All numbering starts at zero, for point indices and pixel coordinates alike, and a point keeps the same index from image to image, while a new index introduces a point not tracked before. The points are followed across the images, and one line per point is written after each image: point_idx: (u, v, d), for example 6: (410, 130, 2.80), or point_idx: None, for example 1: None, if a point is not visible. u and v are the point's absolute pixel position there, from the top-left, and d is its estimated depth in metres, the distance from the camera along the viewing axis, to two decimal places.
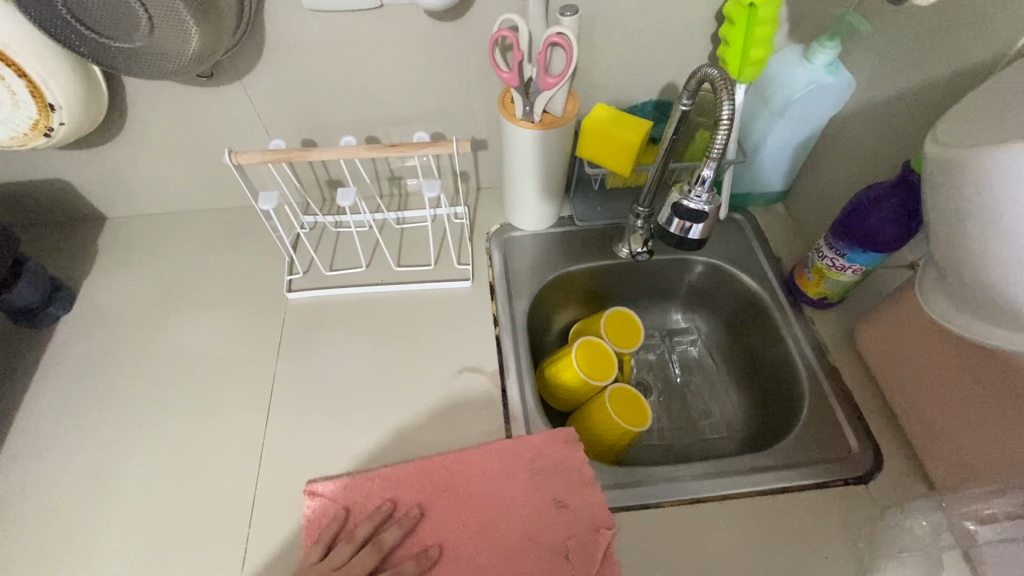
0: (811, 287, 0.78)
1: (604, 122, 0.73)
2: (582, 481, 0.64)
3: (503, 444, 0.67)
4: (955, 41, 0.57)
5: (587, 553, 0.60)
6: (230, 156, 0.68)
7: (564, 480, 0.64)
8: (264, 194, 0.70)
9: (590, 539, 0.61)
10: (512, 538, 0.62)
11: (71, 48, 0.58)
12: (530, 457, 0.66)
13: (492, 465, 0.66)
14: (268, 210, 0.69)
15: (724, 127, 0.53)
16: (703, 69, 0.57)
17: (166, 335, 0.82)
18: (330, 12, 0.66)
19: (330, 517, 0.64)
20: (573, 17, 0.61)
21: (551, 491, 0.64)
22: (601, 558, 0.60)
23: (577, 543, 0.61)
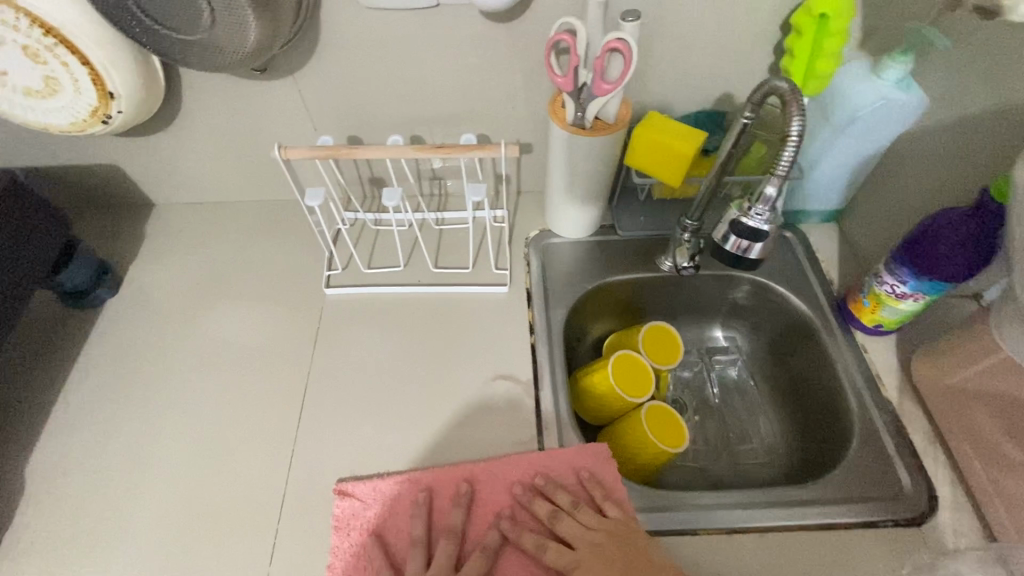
0: (868, 314, 0.74)
1: (657, 131, 0.71)
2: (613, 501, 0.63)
3: (534, 455, 0.66)
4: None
5: None
6: (280, 150, 0.68)
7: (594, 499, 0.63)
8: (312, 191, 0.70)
9: None
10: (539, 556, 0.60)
11: (134, 37, 0.59)
12: (562, 473, 0.65)
13: (528, 477, 0.65)
14: (315, 207, 0.69)
15: (793, 143, 0.51)
16: (770, 81, 0.54)
17: (206, 323, 0.83)
18: (386, 10, 0.66)
19: (359, 519, 0.63)
20: (635, 23, 0.58)
21: None
22: None
23: None
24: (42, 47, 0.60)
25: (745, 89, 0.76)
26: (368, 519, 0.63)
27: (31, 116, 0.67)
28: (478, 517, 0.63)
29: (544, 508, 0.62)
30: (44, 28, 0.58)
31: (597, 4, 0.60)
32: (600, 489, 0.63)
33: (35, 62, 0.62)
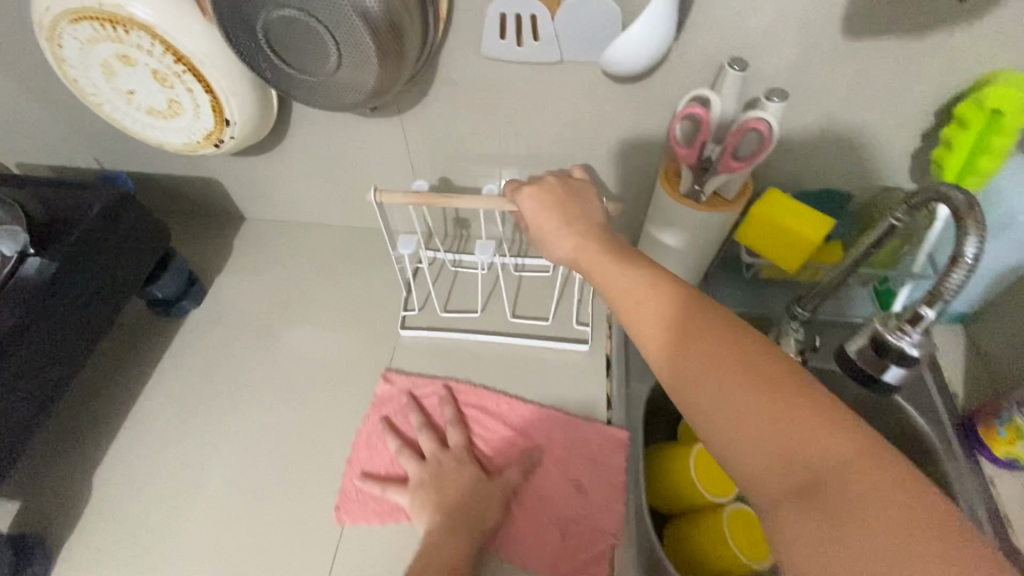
0: (1003, 444, 0.65)
1: (779, 212, 0.65)
2: (610, 479, 0.66)
3: (558, 415, 0.71)
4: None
5: (584, 542, 0.62)
6: (373, 192, 0.67)
7: (594, 471, 0.67)
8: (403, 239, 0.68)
9: (592, 533, 0.63)
10: (525, 494, 0.65)
11: (260, 73, 0.59)
12: (575, 438, 0.69)
13: (540, 430, 0.70)
14: (405, 255, 0.67)
15: (965, 266, 0.43)
16: (941, 187, 0.47)
17: (278, 347, 0.82)
18: (506, 62, 0.63)
19: (393, 400, 0.74)
20: (781, 102, 0.54)
21: (577, 476, 0.66)
22: (596, 555, 0.61)
23: (580, 529, 0.63)
24: (172, 72, 0.61)
25: (880, 174, 0.68)
26: (390, 407, 0.74)
27: (150, 134, 0.69)
28: (485, 446, 0.70)
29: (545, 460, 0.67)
30: (176, 55, 0.59)
31: (737, 77, 0.56)
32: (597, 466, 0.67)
33: (163, 85, 0.63)
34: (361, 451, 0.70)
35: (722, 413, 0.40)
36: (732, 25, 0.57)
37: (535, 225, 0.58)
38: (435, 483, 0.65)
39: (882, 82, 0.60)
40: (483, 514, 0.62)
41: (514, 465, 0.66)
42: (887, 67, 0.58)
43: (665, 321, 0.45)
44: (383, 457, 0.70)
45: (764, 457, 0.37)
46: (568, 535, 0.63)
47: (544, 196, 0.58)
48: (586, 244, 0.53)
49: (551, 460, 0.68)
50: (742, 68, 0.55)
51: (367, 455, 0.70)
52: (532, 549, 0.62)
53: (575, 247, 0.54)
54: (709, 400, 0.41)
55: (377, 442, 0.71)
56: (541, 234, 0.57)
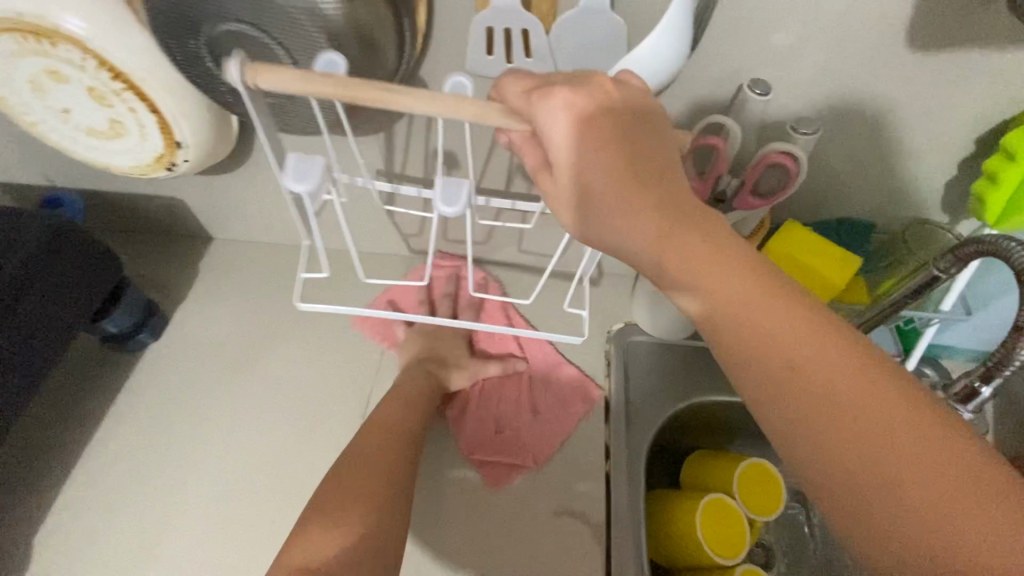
0: None
1: (800, 249, 0.58)
2: (561, 414, 0.72)
3: (550, 349, 0.76)
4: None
5: (505, 449, 0.70)
6: (240, 68, 0.37)
7: (554, 402, 0.73)
8: (295, 164, 0.44)
9: (518, 446, 0.70)
10: (480, 389, 0.75)
11: (211, 93, 0.51)
12: (547, 368, 0.75)
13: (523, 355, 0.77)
14: (303, 191, 0.43)
15: None
16: (997, 241, 0.41)
17: (246, 383, 0.75)
18: (495, 79, 0.56)
19: (412, 294, 0.78)
20: (812, 135, 0.47)
21: (538, 400, 0.73)
22: (507, 464, 0.69)
23: (510, 439, 0.71)
24: (109, 90, 0.53)
25: (907, 207, 0.62)
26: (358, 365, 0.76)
27: (93, 156, 0.61)
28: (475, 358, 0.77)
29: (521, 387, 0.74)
30: (114, 72, 0.51)
31: (758, 102, 0.49)
32: (553, 408, 0.73)
33: (101, 104, 0.55)
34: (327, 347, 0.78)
35: (843, 458, 0.32)
36: (753, 43, 0.49)
37: (569, 168, 0.37)
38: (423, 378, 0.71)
39: (917, 108, 0.53)
40: (449, 386, 0.73)
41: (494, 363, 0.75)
42: (926, 91, 0.51)
43: (767, 330, 0.35)
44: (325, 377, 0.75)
45: (920, 517, 0.30)
46: (497, 437, 0.71)
47: (585, 108, 0.37)
48: (664, 213, 0.36)
49: (525, 379, 0.75)
50: (764, 92, 0.48)
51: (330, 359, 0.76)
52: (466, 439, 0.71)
53: (644, 217, 0.37)
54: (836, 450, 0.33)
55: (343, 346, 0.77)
56: (582, 187, 0.37)
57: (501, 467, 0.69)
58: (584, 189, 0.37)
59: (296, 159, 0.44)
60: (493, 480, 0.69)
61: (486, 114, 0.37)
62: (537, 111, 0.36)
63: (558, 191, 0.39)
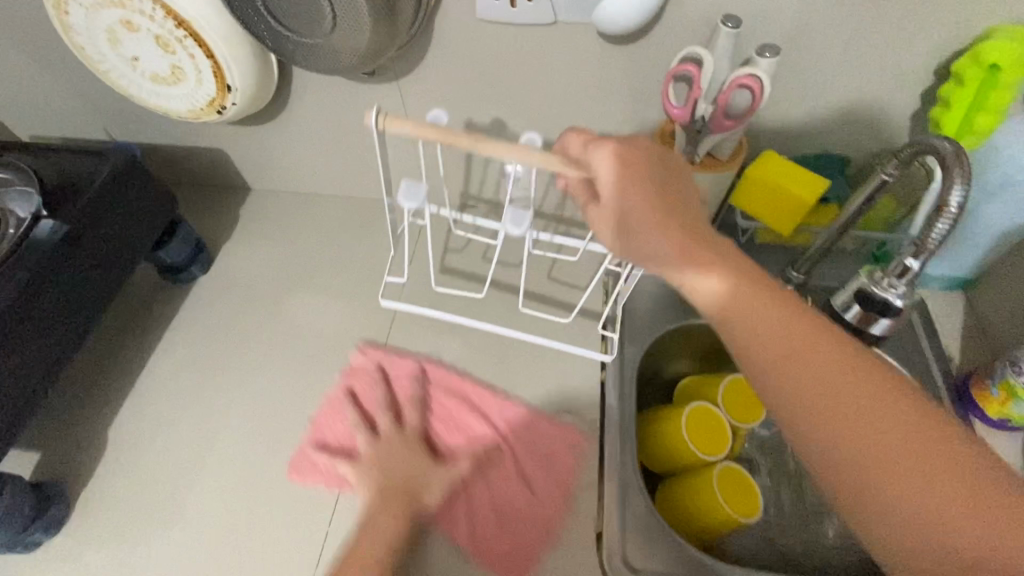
0: (998, 406, 0.65)
1: (773, 175, 0.65)
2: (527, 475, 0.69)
3: (546, 428, 0.71)
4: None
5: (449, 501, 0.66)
6: (377, 115, 0.50)
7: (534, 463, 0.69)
8: (407, 188, 0.58)
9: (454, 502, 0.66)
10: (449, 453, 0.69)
11: (259, 37, 0.60)
12: (526, 447, 0.70)
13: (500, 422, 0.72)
14: (410, 208, 0.57)
15: (950, 215, 0.44)
16: (929, 140, 0.47)
17: (284, 312, 0.85)
18: (501, 24, 0.63)
19: (367, 373, 0.76)
20: (773, 59, 0.54)
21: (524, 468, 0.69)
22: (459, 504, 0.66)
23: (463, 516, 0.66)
24: (173, 39, 0.63)
25: (877, 137, 0.68)
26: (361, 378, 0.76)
27: (156, 101, 0.70)
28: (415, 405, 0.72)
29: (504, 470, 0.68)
30: (178, 20, 0.61)
31: (731, 34, 0.55)
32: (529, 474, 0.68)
33: (165, 52, 0.64)
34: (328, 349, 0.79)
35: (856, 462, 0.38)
36: None
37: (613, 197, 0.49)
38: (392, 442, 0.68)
39: (877, 42, 0.59)
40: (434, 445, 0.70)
41: (456, 436, 0.71)
42: (884, 24, 0.58)
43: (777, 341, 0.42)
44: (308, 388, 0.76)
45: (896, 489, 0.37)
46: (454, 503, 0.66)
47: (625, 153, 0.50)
48: (689, 241, 0.46)
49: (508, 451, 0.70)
50: (735, 25, 0.55)
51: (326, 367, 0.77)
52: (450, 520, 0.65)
53: (675, 243, 0.46)
54: (839, 437, 0.39)
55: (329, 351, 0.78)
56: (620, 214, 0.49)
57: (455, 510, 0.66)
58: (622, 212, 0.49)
59: (406, 184, 0.58)
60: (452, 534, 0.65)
61: (554, 165, 0.50)
62: (592, 156, 0.50)
63: (601, 216, 0.51)
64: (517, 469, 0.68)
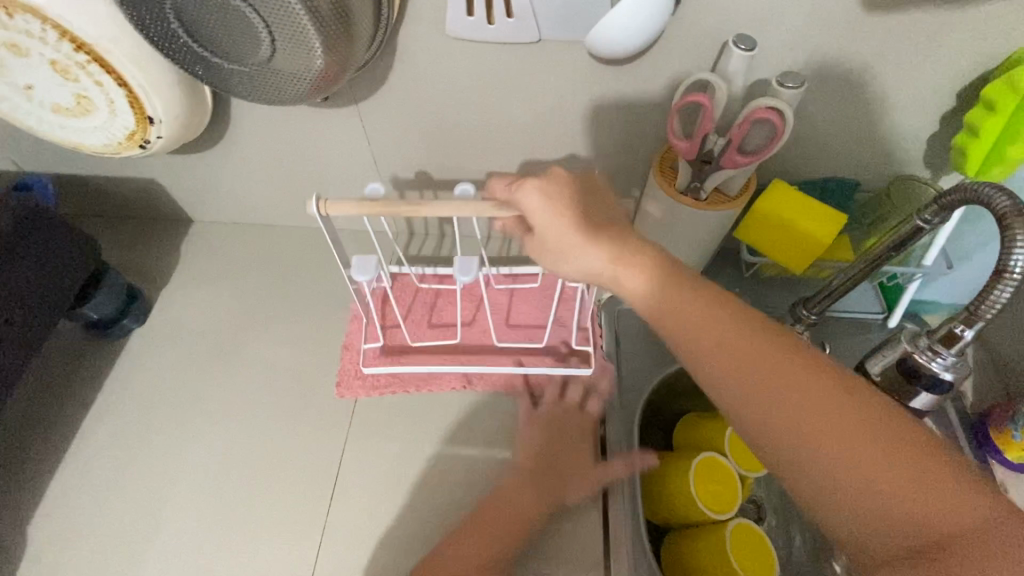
0: (1017, 449, 0.61)
1: (783, 210, 0.59)
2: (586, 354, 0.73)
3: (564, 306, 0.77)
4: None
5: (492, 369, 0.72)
6: (316, 203, 0.51)
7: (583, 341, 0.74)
8: (358, 262, 0.55)
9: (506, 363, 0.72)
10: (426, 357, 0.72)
11: (184, 67, 0.50)
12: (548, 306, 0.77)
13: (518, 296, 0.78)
14: (365, 281, 0.54)
15: (1012, 281, 0.38)
16: (975, 187, 0.41)
17: (234, 366, 0.74)
18: (475, 42, 0.54)
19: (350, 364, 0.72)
20: (797, 91, 0.47)
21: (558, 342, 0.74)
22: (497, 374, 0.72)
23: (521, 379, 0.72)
24: (73, 63, 0.51)
25: (888, 163, 0.62)
26: (297, 400, 0.71)
27: (63, 136, 0.59)
28: (462, 301, 0.77)
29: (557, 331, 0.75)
30: (76, 43, 0.49)
31: (744, 57, 0.48)
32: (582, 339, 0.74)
33: (66, 78, 0.53)
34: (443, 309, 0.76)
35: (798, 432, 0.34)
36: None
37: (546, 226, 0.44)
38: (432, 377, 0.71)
39: (898, 63, 0.53)
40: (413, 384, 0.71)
41: (507, 311, 0.77)
42: (908, 45, 0.51)
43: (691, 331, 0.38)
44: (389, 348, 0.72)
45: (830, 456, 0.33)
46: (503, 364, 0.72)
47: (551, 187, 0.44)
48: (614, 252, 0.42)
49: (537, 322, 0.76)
50: (749, 47, 0.48)
51: (407, 333, 0.74)
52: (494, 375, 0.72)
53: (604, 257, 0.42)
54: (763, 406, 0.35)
55: (407, 311, 0.76)
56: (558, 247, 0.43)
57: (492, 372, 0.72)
58: (557, 242, 0.43)
59: (358, 258, 0.55)
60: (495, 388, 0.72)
61: (485, 209, 0.47)
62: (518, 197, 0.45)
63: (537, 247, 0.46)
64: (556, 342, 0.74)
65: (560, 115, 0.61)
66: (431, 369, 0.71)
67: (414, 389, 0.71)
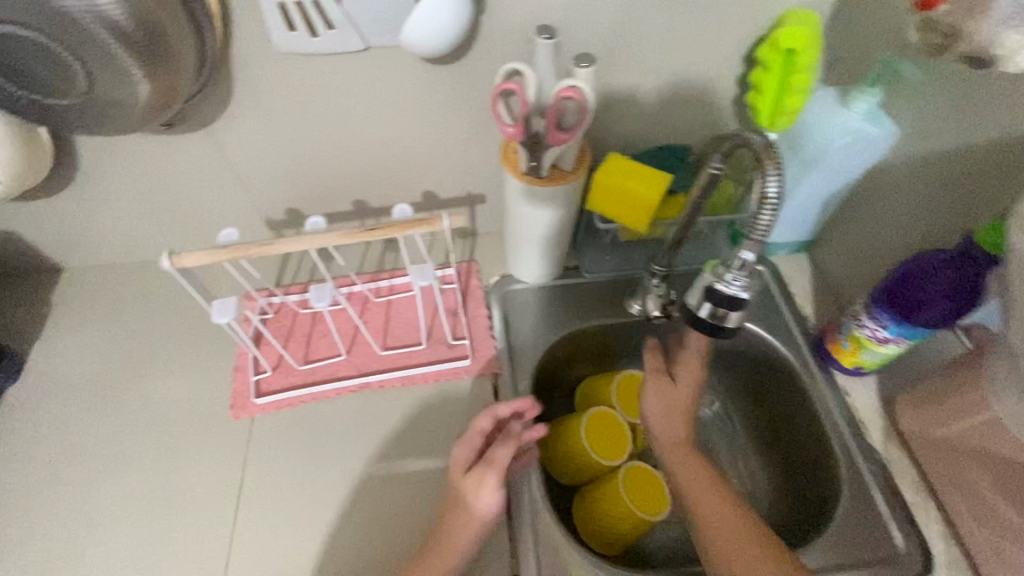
0: (849, 356, 0.70)
1: (618, 177, 0.66)
2: (477, 337, 0.77)
3: (453, 295, 0.79)
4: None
5: (388, 368, 0.73)
6: (169, 259, 0.55)
7: (473, 326, 0.77)
8: (219, 304, 0.55)
9: (402, 360, 0.74)
10: (321, 370, 0.73)
11: (15, 111, 0.51)
12: (436, 300, 0.79)
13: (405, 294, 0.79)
14: (226, 323, 0.54)
15: (770, 205, 0.45)
16: (743, 133, 0.49)
17: (122, 408, 0.72)
18: (307, 55, 0.57)
19: (243, 387, 0.72)
20: (590, 68, 0.53)
21: (450, 332, 0.76)
22: (395, 373, 0.73)
23: (419, 372, 0.73)
24: None
25: (706, 125, 0.71)
26: (193, 429, 0.70)
27: None
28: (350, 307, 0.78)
29: (447, 322, 0.77)
30: None
31: (547, 45, 0.54)
32: (473, 326, 0.77)
33: None
34: (333, 316, 0.77)
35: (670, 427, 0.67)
36: None
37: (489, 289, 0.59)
38: (328, 385, 0.72)
39: (689, 36, 0.61)
40: (311, 395, 0.71)
41: (396, 308, 0.78)
42: (690, 19, 0.59)
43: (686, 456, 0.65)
44: (282, 365, 0.73)
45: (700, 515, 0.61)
46: (399, 363, 0.74)
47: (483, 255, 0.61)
48: None
49: (428, 316, 0.78)
50: (550, 36, 0.54)
51: (298, 347, 0.74)
52: (390, 375, 0.73)
53: None
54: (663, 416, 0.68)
55: (293, 325, 0.75)
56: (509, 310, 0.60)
57: (389, 373, 0.73)
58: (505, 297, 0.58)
59: (217, 302, 0.55)
60: (396, 387, 0.73)
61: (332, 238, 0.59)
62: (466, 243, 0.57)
63: None
64: (448, 332, 0.76)
65: (406, 118, 0.65)
66: (326, 377, 0.72)
67: (310, 398, 0.71)
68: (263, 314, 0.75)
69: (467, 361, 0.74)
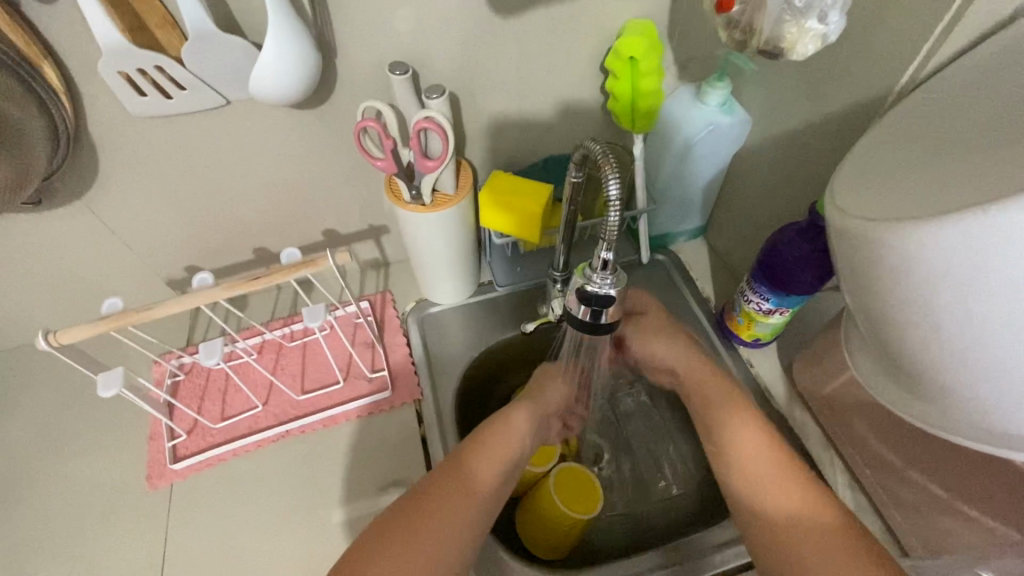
0: (746, 329, 0.74)
1: (503, 194, 0.69)
2: (396, 365, 0.77)
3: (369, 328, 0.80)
4: (877, 66, 0.50)
5: (308, 413, 0.73)
6: (47, 337, 0.55)
7: (391, 357, 0.78)
8: (104, 377, 0.55)
9: (322, 402, 0.74)
10: (239, 425, 0.72)
11: None
12: (351, 336, 0.79)
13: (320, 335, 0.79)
14: (113, 395, 0.54)
15: (615, 207, 0.48)
16: (586, 143, 0.53)
17: (31, 497, 0.69)
18: (168, 117, 0.57)
19: (160, 454, 0.70)
20: (441, 99, 0.57)
21: (368, 367, 0.77)
22: (315, 416, 0.73)
23: (341, 412, 0.73)
24: None
25: (582, 132, 0.75)
26: (110, 507, 0.68)
27: None
28: (264, 357, 0.77)
29: (365, 356, 0.78)
30: None
31: (402, 81, 0.57)
32: (391, 356, 0.78)
33: None
34: (249, 368, 0.76)
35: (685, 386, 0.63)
36: (380, 32, 0.57)
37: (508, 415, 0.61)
38: (248, 438, 0.71)
39: (543, 54, 0.64)
40: (231, 452, 0.70)
41: (312, 351, 0.78)
42: (540, 39, 0.62)
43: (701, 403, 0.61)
44: (198, 426, 0.72)
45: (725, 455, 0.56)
46: (319, 405, 0.74)
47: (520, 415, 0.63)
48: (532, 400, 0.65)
49: (345, 353, 0.78)
50: (402, 71, 0.56)
51: (212, 406, 0.73)
52: (311, 420, 0.72)
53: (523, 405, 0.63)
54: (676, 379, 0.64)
55: (206, 384, 0.74)
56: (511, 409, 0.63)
57: (309, 416, 0.73)
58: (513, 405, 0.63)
59: (101, 375, 0.55)
60: (319, 430, 0.73)
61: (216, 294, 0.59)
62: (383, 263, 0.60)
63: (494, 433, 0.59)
64: (367, 365, 0.77)
65: (287, 162, 0.66)
66: (244, 432, 0.71)
67: (231, 455, 0.70)
68: (173, 377, 0.74)
69: (387, 392, 0.74)
